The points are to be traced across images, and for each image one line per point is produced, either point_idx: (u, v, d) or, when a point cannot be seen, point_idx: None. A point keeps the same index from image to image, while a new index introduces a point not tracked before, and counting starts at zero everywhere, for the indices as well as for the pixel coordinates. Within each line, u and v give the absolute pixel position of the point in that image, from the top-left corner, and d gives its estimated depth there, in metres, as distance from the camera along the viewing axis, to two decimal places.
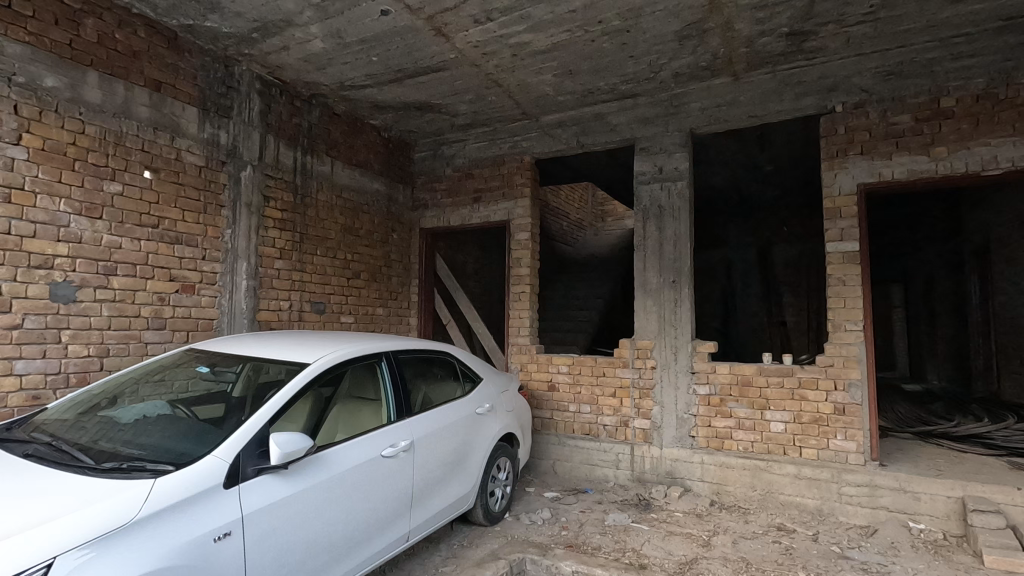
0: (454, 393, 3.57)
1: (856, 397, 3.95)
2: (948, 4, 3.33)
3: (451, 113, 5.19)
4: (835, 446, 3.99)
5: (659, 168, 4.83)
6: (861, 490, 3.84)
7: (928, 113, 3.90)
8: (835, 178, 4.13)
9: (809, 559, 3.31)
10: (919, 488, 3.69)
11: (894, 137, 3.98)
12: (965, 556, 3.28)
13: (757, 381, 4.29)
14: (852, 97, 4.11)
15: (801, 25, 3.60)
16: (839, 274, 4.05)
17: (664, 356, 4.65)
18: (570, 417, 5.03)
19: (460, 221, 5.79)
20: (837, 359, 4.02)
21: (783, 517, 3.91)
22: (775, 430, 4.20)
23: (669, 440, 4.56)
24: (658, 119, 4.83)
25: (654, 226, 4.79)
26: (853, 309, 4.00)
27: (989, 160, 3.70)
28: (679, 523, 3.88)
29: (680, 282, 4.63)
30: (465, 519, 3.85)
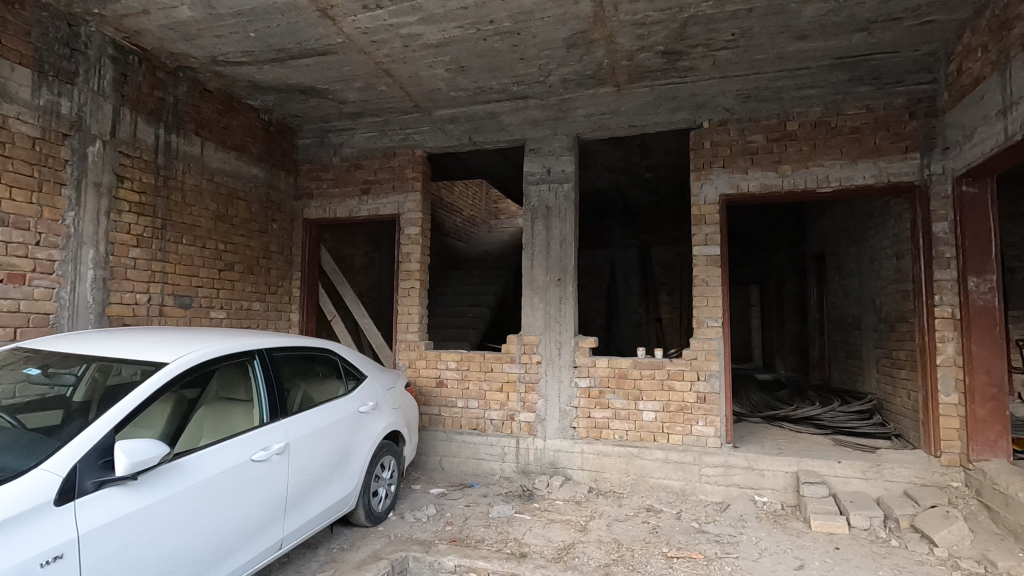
0: (336, 393, 3.44)
1: (715, 386, 4.38)
2: (794, 40, 3.80)
3: (339, 100, 4.96)
4: (696, 431, 4.39)
5: (547, 170, 4.99)
6: (718, 470, 4.27)
7: (776, 134, 4.39)
8: (701, 188, 4.53)
9: (672, 535, 3.62)
10: (764, 466, 4.18)
11: (749, 153, 4.45)
12: (798, 522, 3.77)
13: (632, 373, 4.60)
14: (717, 115, 4.54)
15: (675, 45, 3.91)
16: (703, 275, 4.46)
17: (548, 351, 4.82)
18: (457, 412, 5.05)
19: (347, 213, 5.56)
20: (700, 352, 4.43)
21: (651, 499, 4.24)
22: (647, 419, 4.53)
23: (552, 432, 4.74)
24: (546, 122, 5.00)
25: (541, 226, 4.94)
26: (713, 307, 4.42)
27: (823, 179, 4.25)
28: (559, 511, 4.07)
29: (565, 280, 4.83)
30: (346, 521, 3.73)
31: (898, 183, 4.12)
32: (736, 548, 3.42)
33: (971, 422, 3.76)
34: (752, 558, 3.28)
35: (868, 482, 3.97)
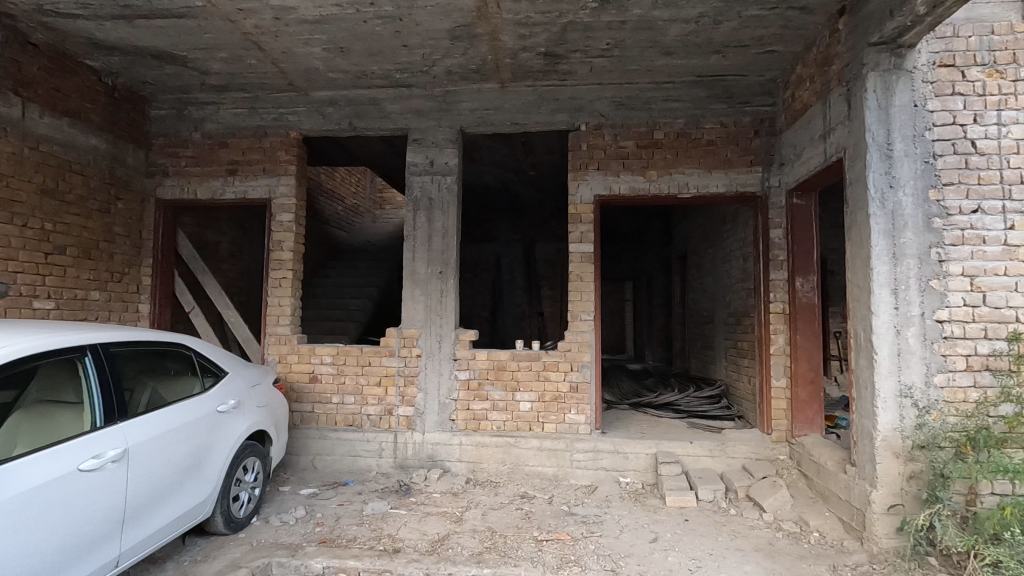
0: (190, 391, 3.13)
1: (586, 376, 4.62)
2: (660, 56, 4.11)
3: (201, 70, 4.51)
4: (569, 420, 4.62)
5: (430, 161, 4.94)
6: (587, 455, 4.53)
7: (645, 141, 4.73)
8: (578, 188, 4.76)
9: (543, 519, 3.79)
10: (628, 449, 4.51)
11: (621, 158, 4.74)
12: (654, 499, 4.12)
13: (510, 365, 4.71)
14: (593, 119, 4.78)
15: (555, 48, 4.04)
16: (577, 271, 4.69)
17: (428, 344, 4.79)
18: (332, 409, 4.85)
19: (210, 194, 5.09)
20: (574, 344, 4.65)
21: (526, 486, 4.40)
22: (523, 409, 4.67)
23: (431, 425, 4.73)
24: (430, 113, 4.94)
25: (423, 218, 4.89)
26: (586, 301, 4.67)
27: (683, 186, 4.66)
28: (436, 503, 4.08)
29: (446, 273, 4.81)
30: (201, 530, 3.43)
31: (744, 192, 4.63)
32: (600, 527, 3.66)
33: (796, 403, 4.33)
34: (614, 536, 3.52)
35: (714, 459, 4.44)
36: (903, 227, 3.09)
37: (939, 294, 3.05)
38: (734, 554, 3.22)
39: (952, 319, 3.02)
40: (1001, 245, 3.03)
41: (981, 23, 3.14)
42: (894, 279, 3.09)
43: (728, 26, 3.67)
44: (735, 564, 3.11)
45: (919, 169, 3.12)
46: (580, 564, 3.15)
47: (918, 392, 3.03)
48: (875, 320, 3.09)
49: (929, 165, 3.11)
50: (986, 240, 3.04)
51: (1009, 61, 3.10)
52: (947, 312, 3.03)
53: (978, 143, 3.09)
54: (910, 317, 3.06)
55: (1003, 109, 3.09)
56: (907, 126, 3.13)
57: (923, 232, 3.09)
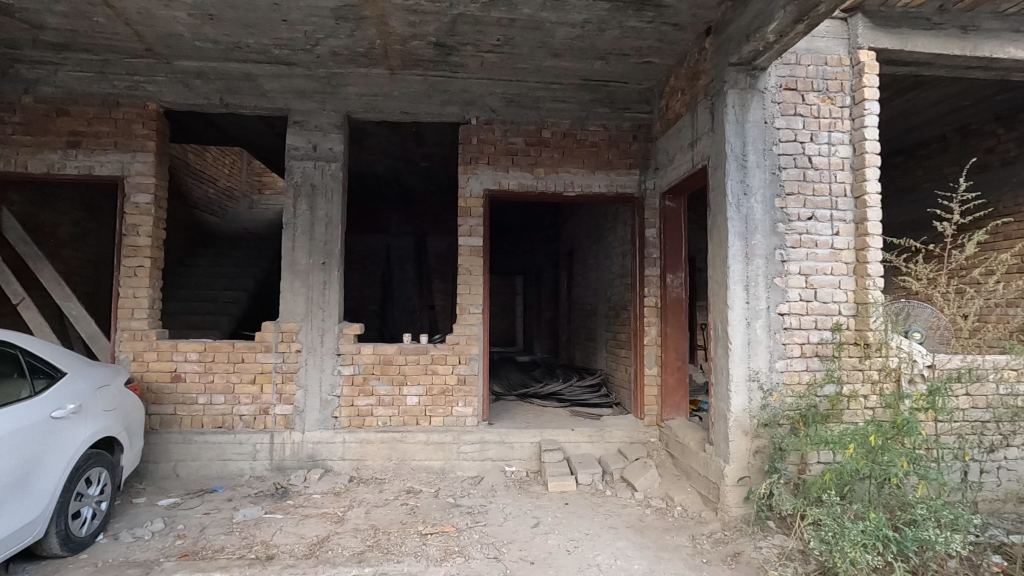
0: (13, 396, 2.70)
1: (474, 368, 4.66)
2: (548, 57, 4.24)
3: (31, 23, 3.87)
4: (457, 412, 4.63)
5: (313, 146, 4.68)
6: (474, 446, 4.57)
7: (534, 139, 4.85)
8: (468, 181, 4.77)
9: (428, 513, 3.77)
10: (514, 438, 4.62)
11: (510, 154, 4.83)
12: (537, 486, 4.28)
13: (397, 359, 4.61)
14: (484, 113, 4.81)
15: (445, 39, 4.00)
16: (466, 264, 4.71)
17: (309, 339, 4.55)
18: (199, 410, 4.45)
19: (45, 168, 4.41)
20: (462, 337, 4.66)
21: (412, 481, 4.35)
22: (410, 403, 4.61)
23: (312, 423, 4.51)
24: (313, 95, 4.68)
25: (305, 205, 4.62)
26: (475, 294, 4.70)
27: (569, 184, 4.85)
28: (315, 505, 3.90)
29: (329, 264, 4.60)
30: (31, 556, 2.98)
31: (623, 193, 4.92)
32: (484, 516, 3.73)
33: (665, 389, 4.71)
34: (497, 524, 3.60)
35: (593, 444, 4.69)
36: (754, 230, 3.48)
37: (781, 290, 3.47)
38: (608, 532, 3.44)
39: (791, 312, 3.45)
40: (829, 248, 3.50)
41: (818, 54, 3.58)
42: (746, 276, 3.47)
43: (610, 34, 3.87)
44: (608, 541, 3.32)
45: (768, 179, 3.51)
46: (463, 554, 3.18)
47: (763, 376, 3.43)
48: (730, 313, 3.45)
49: (775, 176, 3.52)
50: (818, 243, 3.49)
51: (839, 89, 3.57)
52: (787, 306, 3.45)
53: (813, 158, 3.53)
54: (757, 311, 3.45)
55: (833, 130, 3.56)
56: (759, 140, 3.52)
57: (770, 235, 3.49)
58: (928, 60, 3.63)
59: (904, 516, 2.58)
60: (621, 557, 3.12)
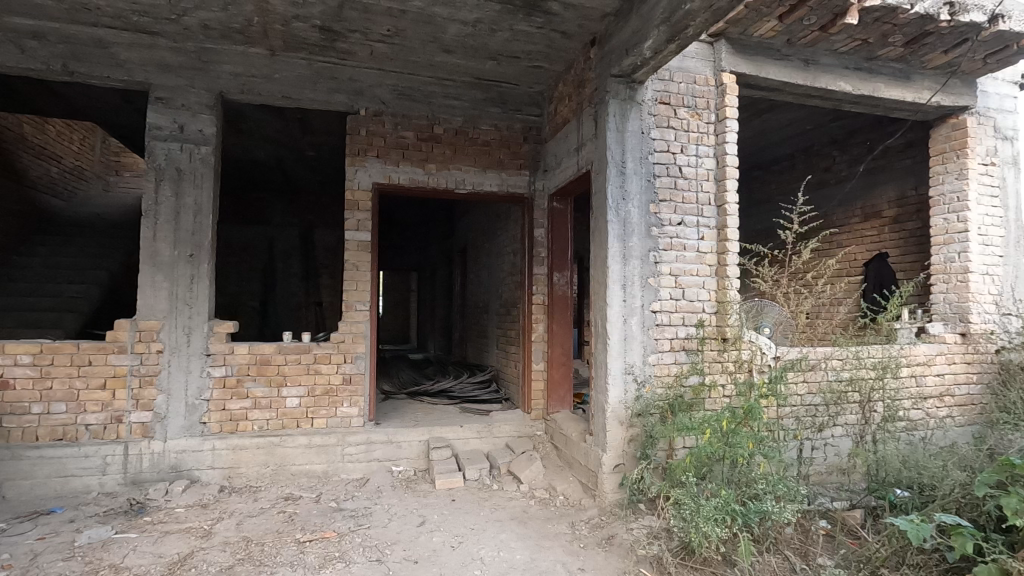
0: None
1: (360, 367, 4.51)
2: (441, 52, 4.20)
3: None
4: (341, 413, 4.47)
5: (180, 127, 4.26)
6: (359, 447, 4.43)
7: (425, 134, 4.80)
8: (355, 174, 4.61)
9: (308, 519, 3.60)
10: (401, 438, 4.53)
11: (401, 148, 4.73)
12: (425, 484, 4.25)
13: (275, 359, 4.34)
14: (373, 105, 4.67)
15: (332, 24, 3.82)
16: (353, 260, 4.55)
17: (173, 338, 4.13)
18: (33, 421, 3.88)
19: None
20: (348, 335, 4.49)
21: (291, 487, 4.12)
22: (290, 405, 4.36)
23: (175, 430, 4.12)
24: (181, 71, 4.25)
25: (169, 190, 4.19)
26: (362, 290, 4.56)
27: (460, 181, 4.86)
28: (178, 519, 3.56)
29: (198, 256, 4.21)
30: None
31: (514, 192, 5.02)
32: (368, 519, 3.63)
33: (551, 383, 4.89)
34: (381, 525, 3.53)
35: (481, 439, 4.75)
36: (631, 233, 3.71)
37: (653, 289, 3.74)
38: (492, 526, 3.50)
39: (662, 310, 3.74)
40: (695, 252, 3.83)
41: (688, 72, 3.90)
42: (624, 276, 3.69)
43: (501, 35, 3.92)
44: (492, 534, 3.38)
45: (643, 186, 3.77)
46: (344, 560, 3.07)
47: (638, 370, 3.68)
48: (609, 310, 3.65)
49: (650, 183, 3.78)
50: (686, 247, 3.81)
51: (705, 106, 3.92)
52: (659, 304, 3.73)
53: (683, 169, 3.85)
54: (633, 308, 3.69)
55: (700, 144, 3.90)
56: (636, 149, 3.76)
57: (645, 237, 3.75)
58: (779, 87, 4.09)
59: (749, 491, 2.85)
60: (504, 549, 3.19)
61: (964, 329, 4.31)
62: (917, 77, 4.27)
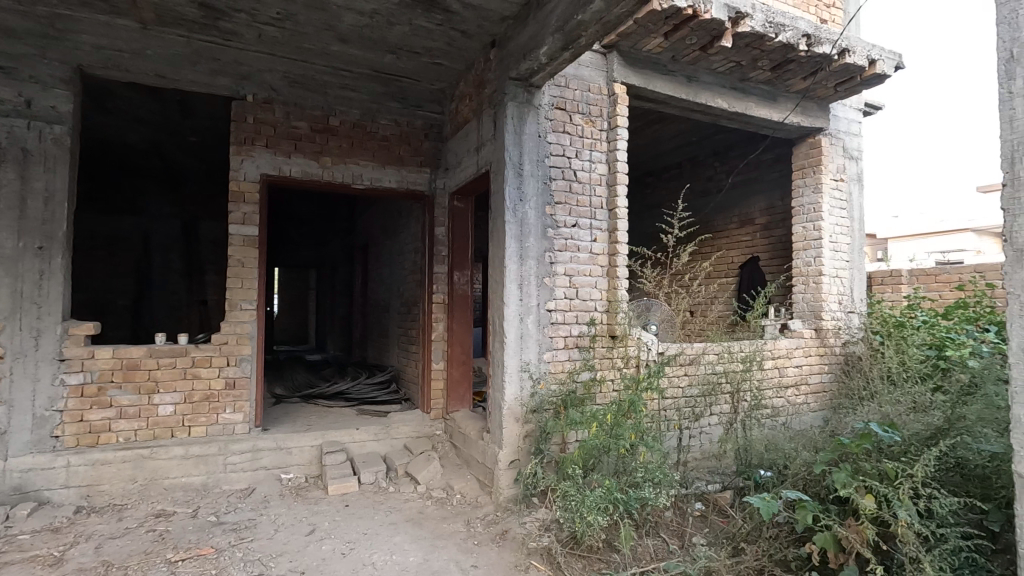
0: None
1: (246, 370, 4.23)
2: (336, 41, 4.03)
3: None
4: (223, 420, 4.16)
5: (26, 101, 3.75)
6: (244, 456, 4.14)
7: (320, 126, 4.60)
8: (241, 164, 4.31)
9: (182, 537, 3.31)
10: (291, 443, 4.31)
11: (293, 139, 4.50)
12: (317, 491, 4.07)
13: (146, 363, 3.95)
14: (262, 91, 4.41)
15: (213, 1, 3.53)
16: (239, 255, 4.25)
17: (16, 342, 3.64)
18: None
19: None
20: (231, 336, 4.19)
21: (163, 503, 3.76)
22: (163, 414, 4.00)
23: (19, 447, 3.64)
24: (28, 38, 3.73)
25: (12, 173, 3.68)
26: (249, 289, 4.27)
27: (357, 176, 4.70)
28: (21, 548, 3.13)
29: (49, 249, 3.73)
30: None
31: (414, 190, 4.95)
32: (252, 531, 3.41)
33: (451, 382, 4.88)
34: (266, 538, 3.33)
35: (379, 441, 4.63)
36: (528, 233, 3.80)
37: (548, 289, 3.85)
38: (387, 529, 3.43)
39: (557, 308, 3.87)
40: (588, 253, 3.99)
41: (583, 81, 4.05)
42: (521, 276, 3.77)
43: (400, 29, 3.84)
44: (386, 537, 3.31)
45: (540, 188, 3.87)
46: None
47: (533, 367, 3.77)
48: (506, 309, 3.71)
49: (546, 186, 3.89)
50: (579, 248, 3.97)
51: (598, 114, 4.10)
52: (554, 303, 3.86)
53: (577, 173, 4.00)
54: (529, 307, 3.78)
55: (594, 150, 4.07)
56: (533, 152, 3.86)
57: (542, 238, 3.85)
58: (664, 100, 4.38)
59: (630, 480, 3.03)
60: (397, 552, 3.14)
61: (818, 326, 4.86)
62: (782, 99, 4.75)
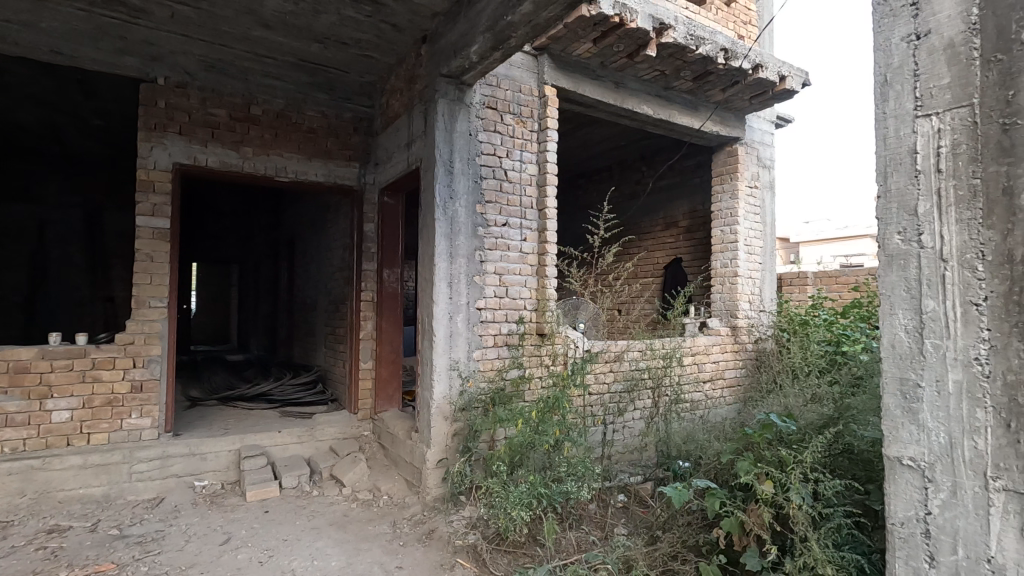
0: None
1: (155, 372, 3.96)
2: (258, 27, 3.81)
3: None
4: (128, 426, 3.88)
5: None
6: (152, 463, 3.88)
7: (240, 114, 4.37)
8: (151, 151, 4.03)
9: (78, 553, 3.06)
10: (206, 449, 4.08)
11: (210, 127, 4.25)
12: (233, 497, 3.88)
13: (37, 366, 3.62)
14: (174, 74, 4.14)
15: None
16: (148, 249, 3.97)
17: None
18: None
19: None
20: (138, 336, 3.91)
21: (57, 517, 3.45)
22: (57, 421, 3.68)
23: None
24: None
25: None
26: (159, 285, 4.00)
27: (281, 168, 4.52)
28: None
29: None
30: None
31: (342, 184, 4.81)
32: (159, 543, 3.20)
33: (379, 382, 4.79)
34: (175, 549, 3.13)
35: (302, 444, 4.47)
36: (458, 231, 3.79)
37: (478, 287, 3.86)
38: (309, 534, 3.33)
39: (487, 307, 3.88)
40: (518, 252, 4.04)
41: (515, 81, 4.09)
42: (451, 274, 3.75)
43: (326, 18, 3.71)
44: (307, 542, 3.21)
45: (471, 186, 3.87)
46: None
47: (462, 366, 3.77)
48: (435, 307, 3.68)
49: (477, 184, 3.89)
50: (510, 247, 4.00)
51: (529, 115, 4.15)
52: (484, 302, 3.87)
53: (508, 172, 4.03)
54: (459, 306, 3.78)
55: (524, 150, 4.12)
56: (464, 151, 3.85)
57: (472, 236, 3.85)
58: (593, 104, 4.49)
59: (554, 475, 3.10)
60: (318, 557, 3.05)
61: (733, 324, 5.17)
62: (703, 109, 5.00)
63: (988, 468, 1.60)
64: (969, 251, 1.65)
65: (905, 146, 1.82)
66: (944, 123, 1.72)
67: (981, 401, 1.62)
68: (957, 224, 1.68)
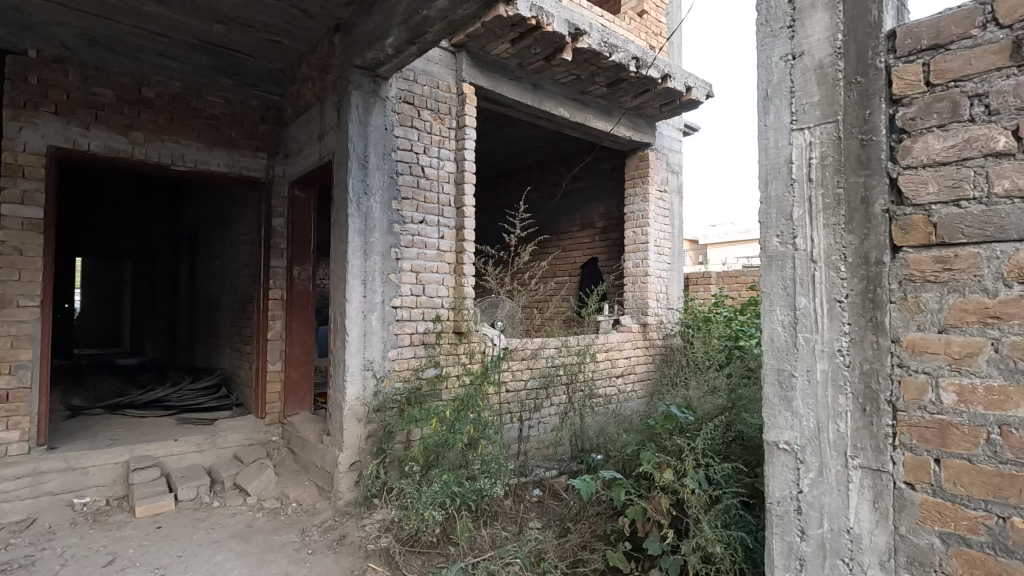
0: None
1: (25, 379, 3.55)
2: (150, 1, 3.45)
3: None
4: None
5: None
6: (21, 481, 3.47)
7: (130, 96, 4.01)
8: (20, 131, 3.59)
9: None
10: (88, 462, 3.71)
11: (93, 108, 3.86)
12: (121, 514, 3.55)
13: None
14: (49, 47, 3.72)
15: None
16: (16, 241, 3.55)
17: None
18: None
19: None
20: (4, 339, 3.48)
21: None
22: None
23: None
24: None
25: None
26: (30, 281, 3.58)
27: (177, 156, 4.19)
28: None
29: None
30: None
31: (248, 176, 4.53)
32: (29, 570, 2.87)
33: (289, 384, 4.57)
34: None
35: (202, 453, 4.18)
36: (373, 228, 3.69)
37: (394, 285, 3.78)
38: (207, 549, 3.11)
39: (402, 305, 3.81)
40: (435, 250, 4.00)
41: (431, 77, 4.04)
42: (365, 271, 3.65)
43: None
44: (205, 558, 3.00)
45: (386, 182, 3.77)
46: None
47: (377, 366, 3.68)
48: (349, 306, 3.57)
49: (392, 180, 3.81)
50: (426, 245, 3.96)
51: (446, 112, 4.12)
52: (399, 300, 3.80)
53: (425, 169, 3.98)
54: (373, 304, 3.67)
55: (442, 147, 4.08)
56: (379, 145, 3.75)
57: (387, 233, 3.76)
58: (511, 104, 4.53)
59: (469, 473, 3.10)
60: (217, 572, 2.86)
61: (643, 321, 5.41)
62: (616, 114, 5.20)
63: (848, 448, 1.78)
64: (835, 254, 1.81)
65: (782, 156, 1.95)
66: (815, 137, 1.87)
67: (843, 388, 1.79)
68: (825, 228, 1.83)
